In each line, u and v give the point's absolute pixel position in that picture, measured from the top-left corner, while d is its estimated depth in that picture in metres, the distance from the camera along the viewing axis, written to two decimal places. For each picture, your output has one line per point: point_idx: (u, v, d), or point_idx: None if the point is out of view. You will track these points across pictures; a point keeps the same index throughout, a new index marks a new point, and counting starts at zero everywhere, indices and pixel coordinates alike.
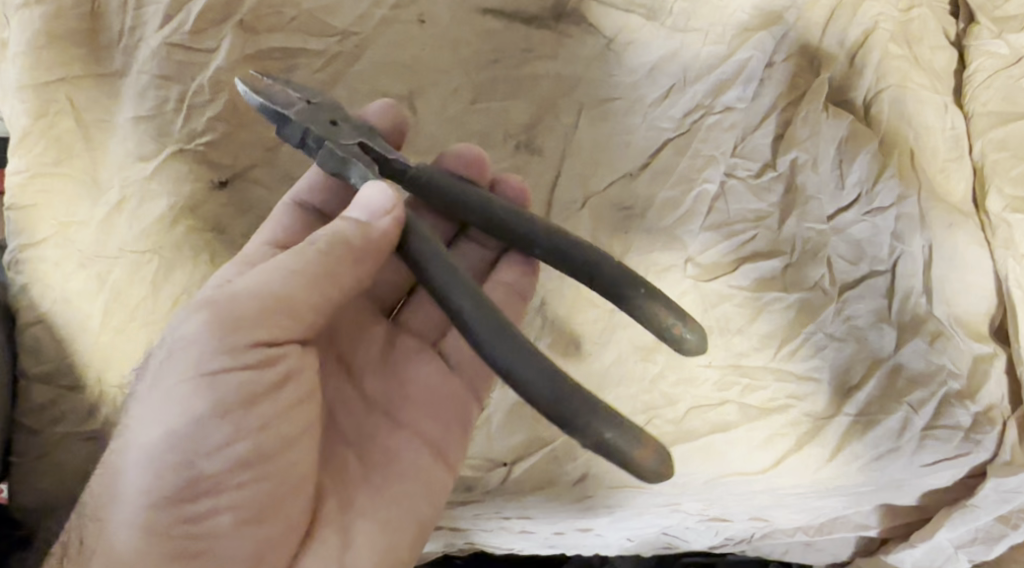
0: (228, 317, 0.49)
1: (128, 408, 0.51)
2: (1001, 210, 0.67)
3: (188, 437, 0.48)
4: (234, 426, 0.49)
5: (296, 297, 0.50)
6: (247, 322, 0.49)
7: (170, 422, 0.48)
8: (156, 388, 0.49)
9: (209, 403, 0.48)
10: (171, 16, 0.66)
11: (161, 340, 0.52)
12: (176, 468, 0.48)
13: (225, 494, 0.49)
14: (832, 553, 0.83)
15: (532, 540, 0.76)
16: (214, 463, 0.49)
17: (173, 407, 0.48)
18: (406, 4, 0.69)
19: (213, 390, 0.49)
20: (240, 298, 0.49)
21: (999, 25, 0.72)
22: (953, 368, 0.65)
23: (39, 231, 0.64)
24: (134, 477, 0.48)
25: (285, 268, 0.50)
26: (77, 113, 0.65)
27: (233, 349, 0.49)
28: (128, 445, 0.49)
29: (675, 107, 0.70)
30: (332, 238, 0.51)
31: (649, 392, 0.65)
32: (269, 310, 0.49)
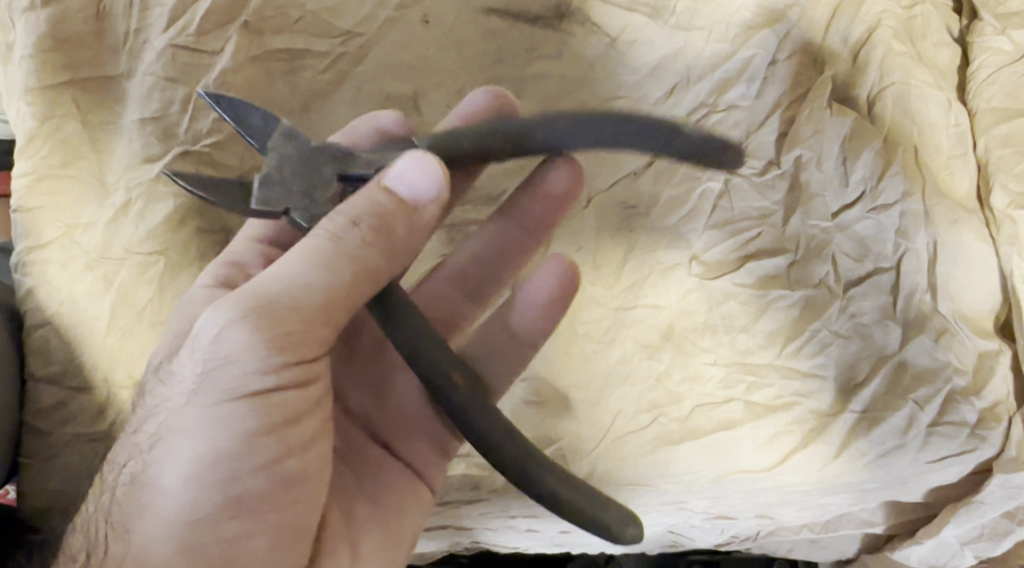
0: (264, 330, 0.46)
1: (159, 417, 0.49)
2: (1006, 206, 0.67)
3: (229, 456, 0.47)
4: (277, 443, 0.48)
5: (330, 302, 0.47)
6: (286, 333, 0.47)
7: (211, 438, 0.47)
8: (195, 400, 0.47)
9: (254, 420, 0.47)
10: (177, 17, 0.66)
11: (187, 346, 0.49)
12: (215, 485, 0.47)
13: (264, 513, 0.48)
14: (838, 550, 0.82)
15: (537, 539, 0.76)
16: (255, 482, 0.48)
17: (213, 425, 0.47)
18: (410, 4, 0.69)
19: (257, 408, 0.47)
20: (280, 304, 0.47)
21: (1002, 21, 0.72)
22: (958, 365, 0.65)
23: (47, 234, 0.65)
24: (174, 491, 0.47)
25: (316, 268, 0.47)
26: (84, 116, 0.66)
27: (274, 363, 0.47)
28: (165, 460, 0.47)
29: (679, 105, 0.70)
30: (367, 226, 0.48)
31: (655, 390, 0.66)
32: (307, 325, 0.47)
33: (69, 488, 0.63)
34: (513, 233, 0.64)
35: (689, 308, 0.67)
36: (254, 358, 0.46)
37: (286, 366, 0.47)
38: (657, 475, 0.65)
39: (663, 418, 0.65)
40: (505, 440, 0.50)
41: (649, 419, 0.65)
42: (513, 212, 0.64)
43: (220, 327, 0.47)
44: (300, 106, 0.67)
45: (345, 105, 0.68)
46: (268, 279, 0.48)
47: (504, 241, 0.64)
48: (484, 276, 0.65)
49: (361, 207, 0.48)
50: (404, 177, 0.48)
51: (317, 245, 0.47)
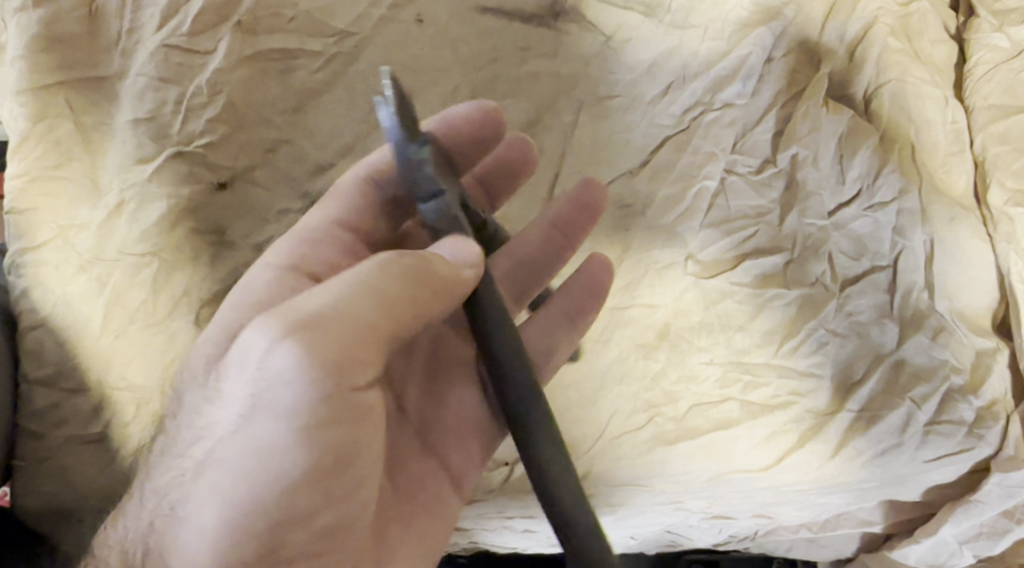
0: (317, 368, 0.43)
1: (201, 442, 0.47)
2: (1003, 204, 0.67)
3: (267, 502, 0.45)
4: (324, 492, 0.46)
5: (370, 336, 0.45)
6: (336, 366, 0.43)
7: (255, 482, 0.44)
8: (241, 435, 0.44)
9: (302, 466, 0.44)
10: (169, 17, 0.66)
11: (230, 368, 0.46)
12: (258, 530, 0.45)
13: (299, 561, 0.47)
14: (836, 549, 0.82)
15: (535, 539, 0.76)
16: (292, 530, 0.46)
17: (257, 465, 0.44)
18: (404, 4, 0.69)
19: (305, 453, 0.44)
20: (324, 327, 0.43)
21: (999, 18, 0.72)
22: (956, 363, 0.64)
23: (40, 234, 0.64)
24: (213, 531, 0.45)
25: (356, 304, 0.44)
26: (76, 117, 0.66)
27: (321, 402, 0.44)
28: (204, 493, 0.45)
29: (675, 104, 0.70)
30: (393, 267, 0.46)
31: (651, 390, 0.65)
32: (349, 357, 0.44)
33: (62, 490, 0.62)
34: (554, 233, 0.63)
35: (684, 308, 0.67)
36: (305, 399, 0.43)
37: (338, 406, 0.44)
38: (652, 476, 0.65)
39: (660, 418, 0.65)
40: (566, 490, 0.49)
41: (645, 419, 0.65)
42: (558, 213, 0.63)
43: (260, 355, 0.43)
44: (293, 106, 0.67)
45: (338, 105, 0.67)
46: (318, 303, 0.44)
47: (545, 248, 0.62)
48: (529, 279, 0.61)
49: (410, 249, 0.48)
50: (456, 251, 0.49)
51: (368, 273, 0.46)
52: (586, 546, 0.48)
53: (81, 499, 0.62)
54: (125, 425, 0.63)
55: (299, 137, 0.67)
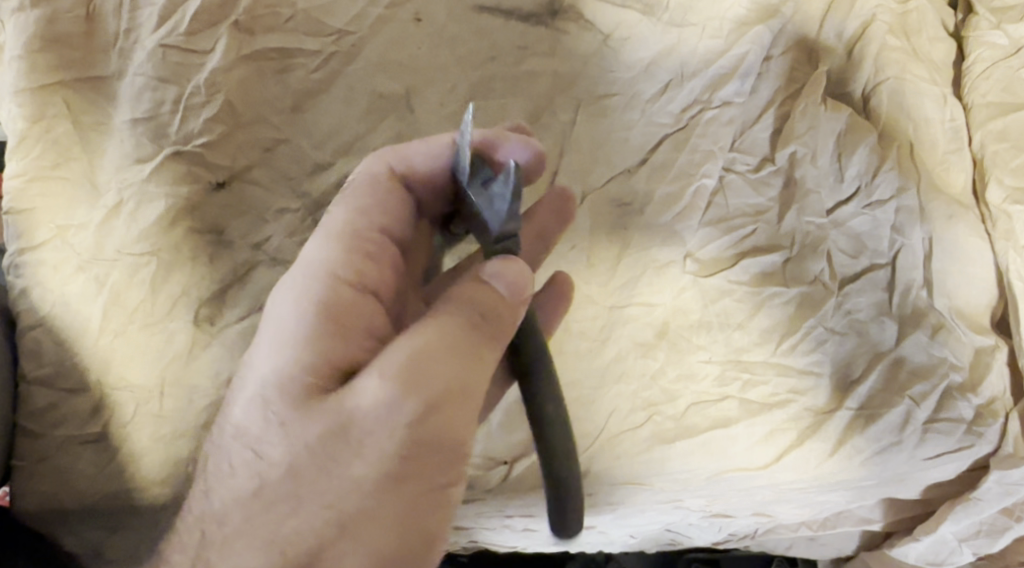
0: (449, 413, 0.48)
1: (321, 491, 0.47)
2: (1001, 201, 0.67)
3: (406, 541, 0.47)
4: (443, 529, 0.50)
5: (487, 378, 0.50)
6: (461, 410, 0.49)
7: (397, 529, 0.47)
8: (380, 487, 0.47)
9: (434, 506, 0.49)
10: (166, 17, 0.66)
11: (357, 418, 0.47)
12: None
13: None
14: (837, 548, 0.82)
15: (535, 538, 0.76)
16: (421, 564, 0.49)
17: (398, 513, 0.47)
18: (402, 3, 0.69)
19: (439, 495, 0.49)
20: (445, 377, 0.48)
21: (998, 15, 0.72)
22: (955, 361, 0.64)
23: (38, 234, 0.64)
24: None
25: (478, 351, 0.49)
26: (74, 117, 0.65)
27: (449, 445, 0.48)
28: (342, 540, 0.46)
29: (673, 102, 0.70)
30: (500, 316, 0.51)
31: (650, 388, 0.65)
32: (471, 400, 0.49)
33: (62, 490, 0.63)
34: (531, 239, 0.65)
35: (683, 306, 0.67)
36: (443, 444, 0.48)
37: (457, 448, 0.49)
38: (651, 474, 0.65)
39: (659, 416, 0.65)
40: (575, 477, 0.57)
41: (644, 418, 0.65)
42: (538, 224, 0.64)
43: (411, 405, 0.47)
44: (292, 105, 0.67)
45: (336, 105, 0.67)
46: (435, 355, 0.48)
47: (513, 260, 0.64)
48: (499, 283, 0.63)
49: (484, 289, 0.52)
50: (505, 270, 0.51)
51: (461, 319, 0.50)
52: (570, 518, 0.58)
53: (81, 498, 0.63)
54: (124, 424, 0.63)
55: (297, 137, 0.67)
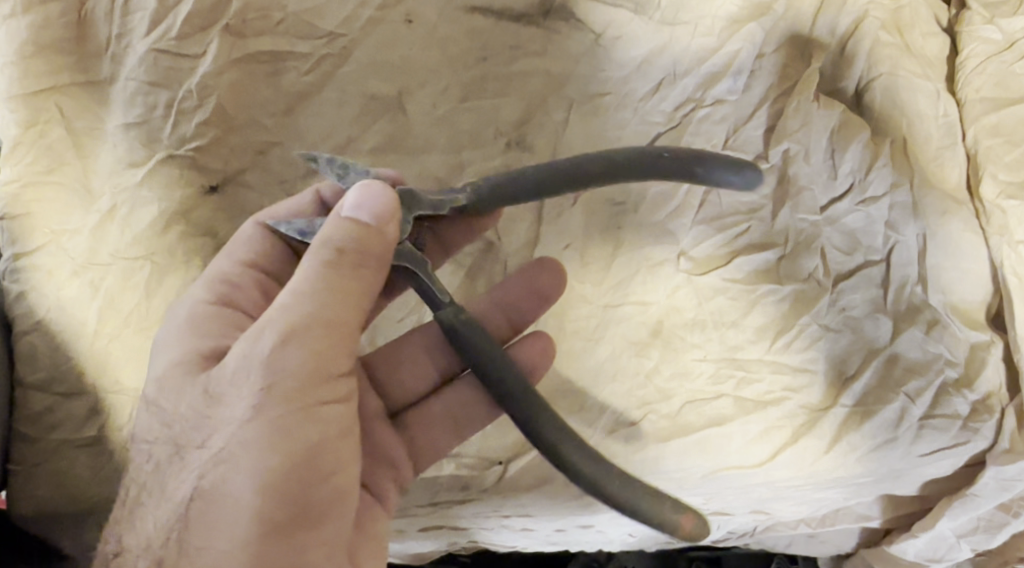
0: (310, 341, 0.49)
1: (208, 441, 0.49)
2: (996, 196, 0.66)
3: (295, 467, 0.48)
4: (334, 454, 0.50)
5: (349, 315, 0.50)
6: (322, 339, 0.49)
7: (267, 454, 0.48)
8: (251, 420, 0.48)
9: (313, 432, 0.49)
10: (158, 22, 0.66)
11: (226, 369, 0.50)
12: (282, 494, 0.48)
13: (317, 521, 0.49)
14: (835, 544, 0.81)
15: (534, 537, 0.76)
16: (319, 490, 0.49)
17: (273, 439, 0.48)
18: (392, 4, 0.69)
19: (313, 417, 0.49)
20: (299, 317, 0.48)
21: (990, 10, 0.72)
22: (950, 357, 0.64)
23: (32, 239, 0.64)
24: (238, 501, 0.47)
25: (331, 288, 0.49)
26: (67, 122, 0.66)
27: (309, 371, 0.49)
28: (226, 481, 0.48)
29: (666, 101, 0.70)
30: (358, 243, 0.50)
31: (644, 387, 0.65)
32: (334, 337, 0.50)
33: (58, 495, 0.63)
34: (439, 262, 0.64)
35: (677, 305, 0.67)
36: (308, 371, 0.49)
37: (329, 379, 0.50)
38: (647, 473, 0.65)
39: (653, 415, 0.65)
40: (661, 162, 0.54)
41: (639, 416, 0.65)
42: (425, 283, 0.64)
43: (262, 347, 0.48)
44: (284, 108, 0.67)
45: (328, 107, 0.68)
46: (292, 299, 0.49)
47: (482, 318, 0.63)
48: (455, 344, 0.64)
49: (337, 236, 0.50)
50: (364, 195, 0.51)
51: (318, 270, 0.49)
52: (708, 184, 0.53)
53: (77, 503, 0.63)
54: (122, 427, 0.63)
55: (290, 139, 0.67)
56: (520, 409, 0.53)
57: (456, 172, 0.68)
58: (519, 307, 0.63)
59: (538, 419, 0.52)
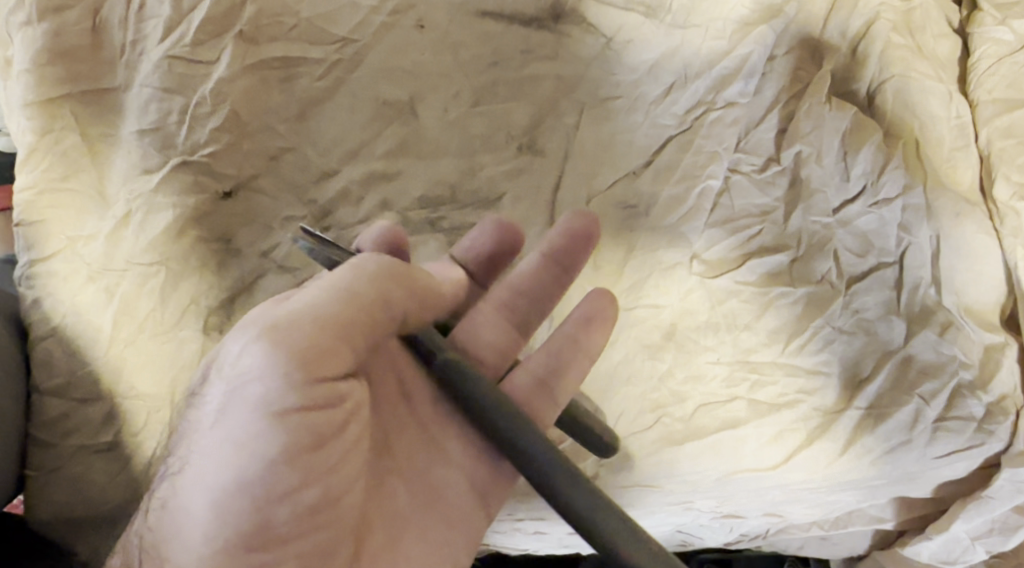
0: (279, 355, 0.46)
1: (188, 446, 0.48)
2: (1009, 198, 0.66)
3: (256, 483, 0.46)
4: (303, 471, 0.47)
5: (326, 335, 0.47)
6: (293, 356, 0.46)
7: (230, 470, 0.46)
8: (221, 432, 0.46)
9: (279, 449, 0.46)
10: (172, 29, 0.66)
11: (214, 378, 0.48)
12: (247, 511, 0.46)
13: (286, 541, 0.47)
14: (849, 546, 0.80)
15: (545, 540, 0.75)
16: (282, 509, 0.46)
17: (237, 454, 0.46)
18: (405, 9, 0.69)
19: (281, 434, 0.46)
20: (274, 334, 0.46)
21: (1003, 11, 0.71)
22: (964, 359, 0.64)
23: (50, 245, 0.65)
24: (199, 514, 0.46)
25: (311, 310, 0.47)
26: (82, 129, 0.66)
27: (281, 388, 0.45)
28: (186, 492, 0.47)
29: (677, 104, 0.70)
30: (357, 275, 0.50)
31: (659, 390, 0.65)
32: (313, 353, 0.46)
33: (74, 500, 0.63)
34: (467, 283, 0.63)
35: (690, 308, 0.67)
36: (273, 388, 0.45)
37: (300, 393, 0.46)
38: (661, 476, 0.65)
39: (667, 418, 0.65)
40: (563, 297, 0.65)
41: (652, 420, 0.65)
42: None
43: (237, 361, 0.46)
44: (297, 113, 0.67)
45: (341, 113, 0.68)
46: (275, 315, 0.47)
47: (541, 278, 0.62)
48: (529, 308, 0.62)
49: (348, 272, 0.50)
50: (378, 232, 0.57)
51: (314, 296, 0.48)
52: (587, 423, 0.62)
53: (92, 508, 0.63)
54: (137, 432, 0.64)
55: (304, 145, 0.67)
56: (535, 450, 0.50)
57: (467, 177, 0.68)
58: (571, 254, 0.61)
59: (554, 466, 0.49)
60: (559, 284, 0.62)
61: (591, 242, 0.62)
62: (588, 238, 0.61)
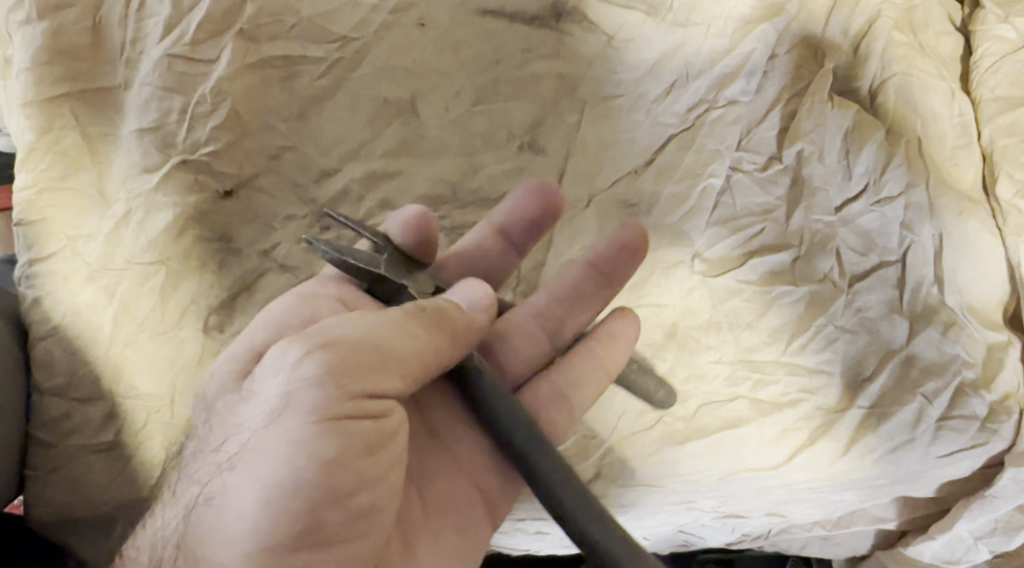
0: (339, 360, 0.45)
1: (235, 442, 0.47)
2: (1012, 196, 0.66)
3: (309, 488, 0.45)
4: (356, 477, 0.46)
5: (391, 347, 0.47)
6: (353, 364, 0.46)
7: (282, 473, 0.45)
8: (275, 434, 0.45)
9: (335, 455, 0.45)
10: (171, 28, 0.66)
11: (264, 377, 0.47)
12: (296, 515, 0.45)
13: (333, 545, 0.46)
14: (851, 547, 0.79)
15: (547, 541, 0.75)
16: (334, 514, 0.46)
17: (291, 457, 0.45)
18: (405, 8, 0.69)
19: (337, 441, 0.45)
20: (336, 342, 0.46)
21: (1005, 8, 0.71)
22: (967, 358, 0.64)
23: (50, 245, 0.65)
24: (245, 514, 0.45)
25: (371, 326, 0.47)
26: (82, 128, 0.66)
27: (342, 395, 0.45)
28: (233, 490, 0.46)
29: (679, 102, 0.70)
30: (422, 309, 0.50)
31: (661, 389, 0.66)
32: (372, 362, 0.46)
33: (74, 500, 0.63)
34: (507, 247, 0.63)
35: (692, 307, 0.67)
36: (333, 394, 0.45)
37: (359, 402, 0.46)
38: (663, 476, 0.65)
39: (669, 418, 0.65)
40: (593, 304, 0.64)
41: (654, 419, 0.65)
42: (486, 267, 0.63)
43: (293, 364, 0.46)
44: (298, 112, 0.67)
45: (342, 111, 0.68)
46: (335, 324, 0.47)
47: (583, 288, 0.62)
48: (564, 315, 0.61)
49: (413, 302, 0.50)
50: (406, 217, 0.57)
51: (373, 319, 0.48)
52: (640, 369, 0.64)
53: (92, 508, 0.63)
54: (137, 432, 0.63)
55: (304, 144, 0.67)
56: (539, 464, 0.50)
57: (469, 176, 0.68)
58: (615, 266, 0.62)
59: (564, 487, 0.48)
60: (598, 295, 0.62)
61: (638, 257, 0.62)
62: (636, 252, 0.61)
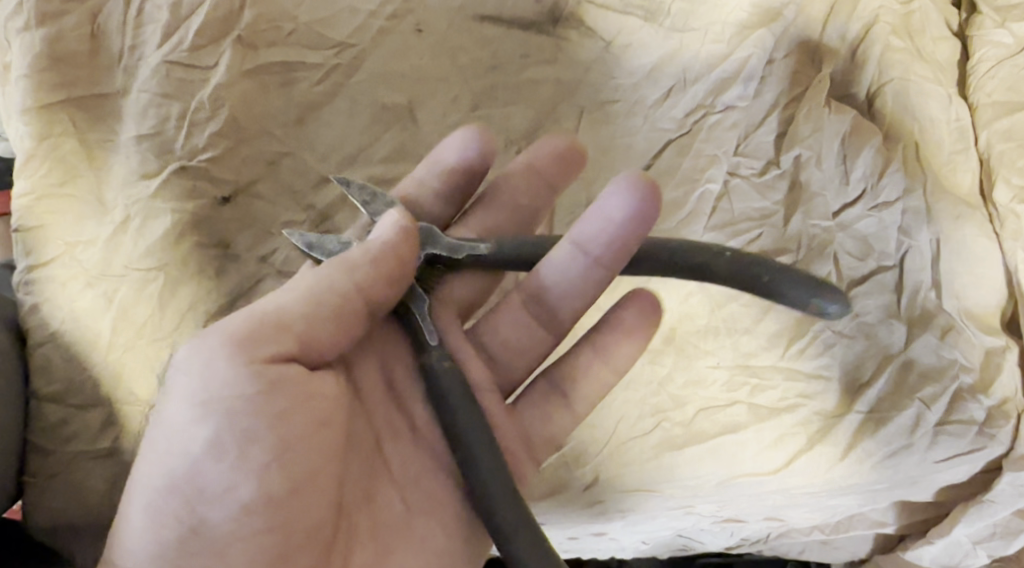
0: (224, 346, 0.46)
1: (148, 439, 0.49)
2: (1009, 201, 0.66)
3: (197, 477, 0.46)
4: (248, 466, 0.46)
5: (285, 328, 0.47)
6: (239, 349, 0.46)
7: (171, 463, 0.46)
8: (163, 426, 0.46)
9: (218, 443, 0.45)
10: (170, 35, 0.66)
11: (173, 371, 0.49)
12: (187, 503, 0.46)
13: (235, 538, 0.46)
14: (850, 551, 0.79)
15: None
16: (223, 503, 0.46)
17: (177, 449, 0.46)
18: (403, 14, 0.69)
19: (220, 428, 0.46)
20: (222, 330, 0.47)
21: (1002, 14, 0.71)
22: (965, 362, 0.64)
23: (48, 251, 0.65)
24: (141, 506, 0.46)
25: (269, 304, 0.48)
26: (80, 134, 0.66)
27: (223, 380, 0.46)
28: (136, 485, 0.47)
29: (676, 107, 0.70)
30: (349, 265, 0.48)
31: (658, 394, 0.65)
32: (261, 343, 0.46)
33: (71, 507, 0.63)
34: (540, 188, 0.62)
35: (690, 311, 0.67)
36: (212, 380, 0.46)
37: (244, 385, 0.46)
38: (661, 481, 0.65)
39: (667, 422, 0.65)
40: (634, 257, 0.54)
41: (652, 424, 0.65)
42: (521, 207, 0.62)
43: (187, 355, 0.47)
44: (296, 118, 0.67)
45: (340, 117, 0.68)
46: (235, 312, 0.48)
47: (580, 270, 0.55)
48: (560, 305, 0.58)
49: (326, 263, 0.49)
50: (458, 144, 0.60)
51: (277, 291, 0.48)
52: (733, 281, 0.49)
53: (90, 515, 0.63)
54: (136, 437, 0.64)
55: (302, 150, 0.67)
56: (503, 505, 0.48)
57: None
58: (617, 239, 0.54)
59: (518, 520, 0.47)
60: (599, 278, 0.55)
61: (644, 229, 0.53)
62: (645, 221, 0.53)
